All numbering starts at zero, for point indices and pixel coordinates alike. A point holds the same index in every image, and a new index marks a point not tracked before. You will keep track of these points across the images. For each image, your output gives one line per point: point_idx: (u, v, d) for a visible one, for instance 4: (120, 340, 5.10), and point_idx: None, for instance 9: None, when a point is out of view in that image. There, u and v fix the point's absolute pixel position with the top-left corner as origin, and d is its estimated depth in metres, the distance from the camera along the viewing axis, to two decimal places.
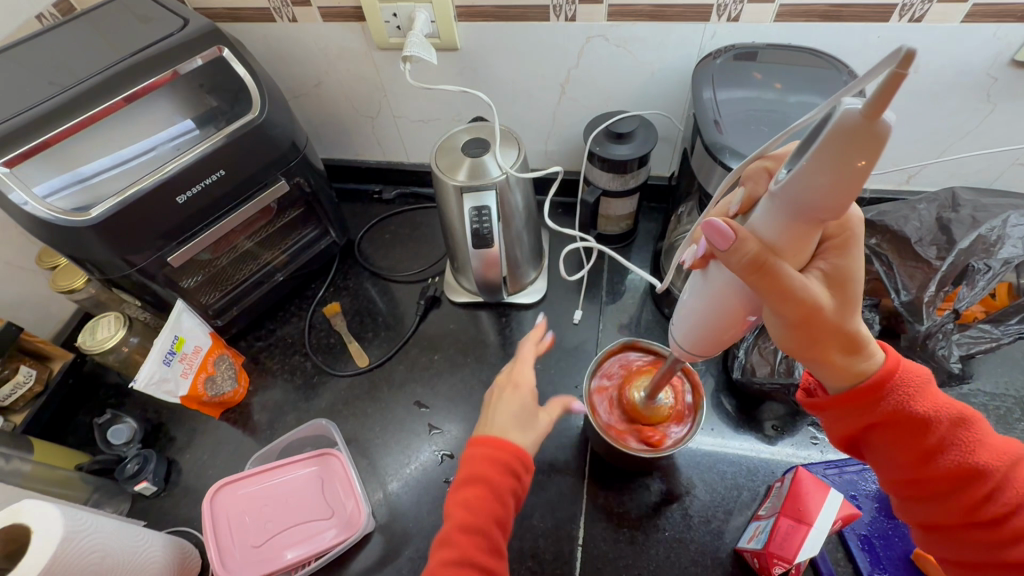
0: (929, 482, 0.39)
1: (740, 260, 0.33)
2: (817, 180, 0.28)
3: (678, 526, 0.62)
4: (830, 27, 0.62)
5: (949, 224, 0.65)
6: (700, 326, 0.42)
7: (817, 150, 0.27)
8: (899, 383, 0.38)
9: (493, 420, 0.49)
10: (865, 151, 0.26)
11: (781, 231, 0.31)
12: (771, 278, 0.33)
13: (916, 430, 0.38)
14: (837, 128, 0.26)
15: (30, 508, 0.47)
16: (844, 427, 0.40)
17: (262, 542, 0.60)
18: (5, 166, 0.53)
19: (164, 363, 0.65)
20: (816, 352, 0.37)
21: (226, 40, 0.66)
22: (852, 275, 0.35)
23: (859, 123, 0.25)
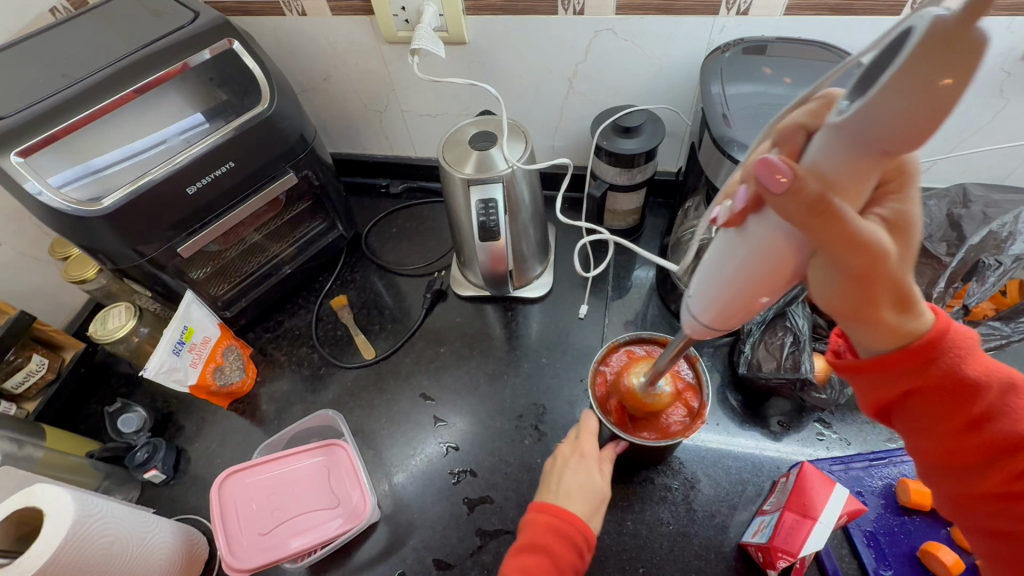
0: (969, 450, 0.37)
1: (797, 208, 0.27)
2: (893, 110, 0.22)
3: (681, 520, 0.62)
4: (841, 21, 0.62)
5: (960, 221, 0.65)
6: (719, 294, 0.35)
7: (896, 68, 0.21)
8: (951, 345, 0.36)
9: (557, 490, 0.55)
10: (956, 66, 0.20)
11: (846, 172, 0.26)
12: (829, 227, 0.28)
13: (963, 395, 0.36)
14: (924, 37, 0.20)
15: (42, 491, 0.47)
16: (880, 391, 0.38)
17: (269, 530, 0.61)
18: (20, 156, 0.54)
19: (174, 353, 0.65)
20: (864, 308, 0.33)
21: (236, 33, 0.66)
22: (911, 222, 0.30)
23: (956, 27, 0.19)
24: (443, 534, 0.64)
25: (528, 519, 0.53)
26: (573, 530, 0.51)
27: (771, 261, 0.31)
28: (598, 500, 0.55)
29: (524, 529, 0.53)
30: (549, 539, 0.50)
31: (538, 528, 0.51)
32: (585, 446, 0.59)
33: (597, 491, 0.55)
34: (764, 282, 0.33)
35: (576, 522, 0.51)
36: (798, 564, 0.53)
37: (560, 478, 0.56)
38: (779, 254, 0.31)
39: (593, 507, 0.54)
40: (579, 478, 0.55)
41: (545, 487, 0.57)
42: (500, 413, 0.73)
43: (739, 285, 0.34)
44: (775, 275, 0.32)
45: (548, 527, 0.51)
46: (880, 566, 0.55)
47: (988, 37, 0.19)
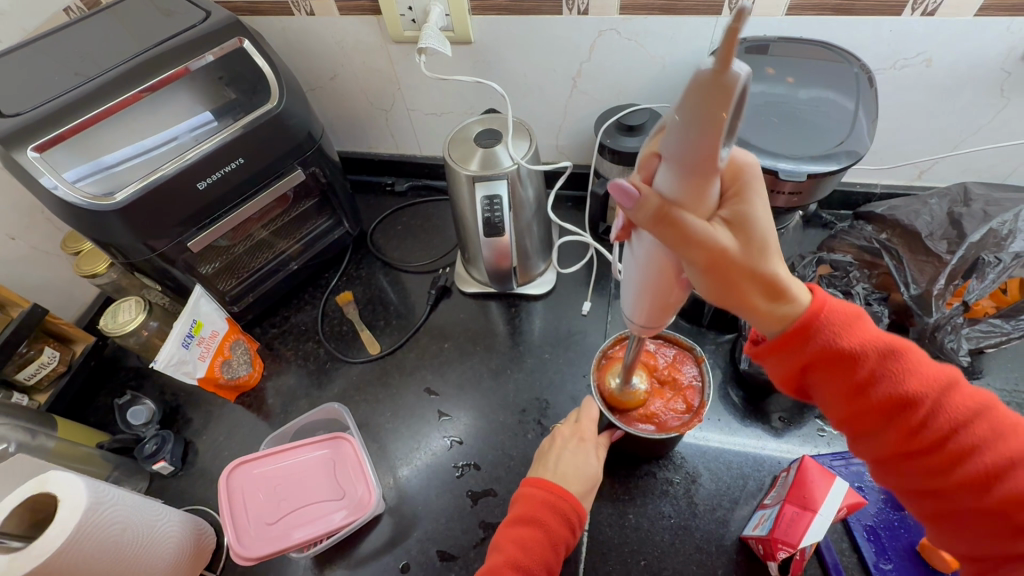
0: (867, 417, 0.39)
1: (646, 217, 0.33)
2: (690, 134, 0.29)
3: (683, 514, 0.63)
4: (842, 21, 0.63)
5: (960, 219, 0.66)
6: (644, 298, 0.41)
7: (687, 104, 0.28)
8: (826, 320, 0.39)
9: (555, 468, 0.57)
10: (722, 102, 0.27)
11: (677, 185, 0.32)
12: (676, 231, 0.33)
13: (846, 365, 0.39)
14: (696, 82, 0.27)
15: (56, 478, 0.48)
16: (784, 370, 0.42)
17: (276, 520, 0.62)
18: (35, 151, 0.56)
19: (183, 346, 0.66)
20: (735, 298, 0.38)
21: (246, 31, 0.67)
22: (755, 220, 0.35)
23: (712, 76, 0.27)
24: (446, 525, 0.65)
25: (524, 494, 0.55)
26: (567, 507, 0.53)
27: (658, 264, 0.38)
28: (593, 482, 0.57)
29: (518, 503, 0.55)
30: (544, 514, 0.53)
31: (534, 503, 0.54)
32: (585, 430, 0.60)
33: (592, 476, 0.57)
34: (664, 281, 0.39)
35: (569, 499, 0.54)
36: (799, 556, 0.53)
37: (558, 459, 0.58)
38: (660, 256, 0.37)
39: (587, 489, 0.56)
40: (576, 461, 0.57)
41: (543, 463, 0.59)
42: (504, 408, 0.74)
43: (646, 287, 0.40)
44: (669, 273, 0.38)
45: (543, 502, 0.54)
46: (880, 560, 0.56)
47: (741, 79, 0.27)
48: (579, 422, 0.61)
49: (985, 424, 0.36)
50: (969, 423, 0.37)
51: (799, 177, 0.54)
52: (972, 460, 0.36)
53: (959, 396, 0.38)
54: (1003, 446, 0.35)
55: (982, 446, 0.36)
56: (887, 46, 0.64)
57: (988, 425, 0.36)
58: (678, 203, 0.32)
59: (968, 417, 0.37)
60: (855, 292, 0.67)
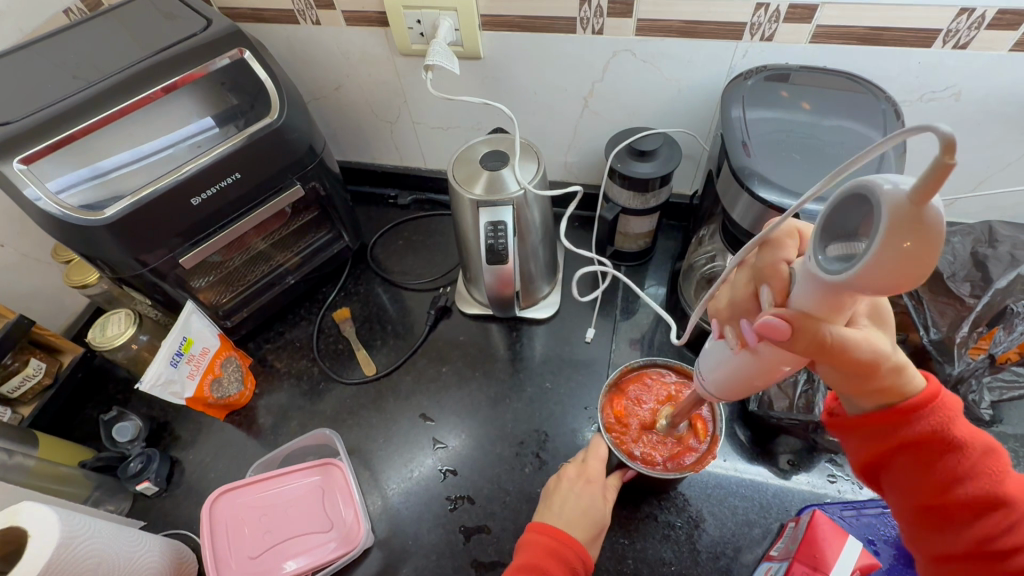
0: (947, 510, 0.36)
1: (805, 344, 0.31)
2: (873, 271, 0.24)
3: (684, 561, 0.60)
4: (868, 50, 0.60)
5: (985, 261, 0.63)
6: (735, 384, 0.39)
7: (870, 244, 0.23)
8: (936, 409, 0.36)
9: (558, 512, 0.53)
10: (912, 237, 0.22)
11: (832, 306, 0.29)
12: (832, 348, 0.31)
13: (938, 453, 0.35)
14: (886, 220, 0.22)
15: (28, 511, 0.46)
16: (868, 447, 0.38)
17: (260, 553, 0.59)
18: (22, 163, 0.53)
19: (172, 364, 0.64)
20: (872, 389, 0.35)
21: (247, 42, 0.65)
22: (882, 304, 0.34)
23: (908, 215, 0.22)
24: (437, 562, 0.62)
25: (527, 540, 0.51)
26: (573, 556, 0.50)
27: (785, 362, 0.35)
28: (599, 528, 0.53)
29: (522, 550, 0.51)
30: (548, 562, 0.49)
31: (538, 550, 0.50)
32: (592, 472, 0.56)
33: (600, 521, 0.53)
34: (776, 374, 0.37)
35: (575, 546, 0.50)
36: None
37: (563, 503, 0.54)
38: (779, 360, 0.35)
39: (593, 535, 0.52)
40: (582, 502, 0.54)
41: (545, 507, 0.55)
42: (501, 438, 0.71)
43: (753, 378, 0.37)
44: (791, 365, 0.36)
45: (547, 550, 0.50)
46: None
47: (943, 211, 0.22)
48: (584, 464, 0.57)
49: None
50: None
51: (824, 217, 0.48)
52: None
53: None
54: None
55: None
56: (915, 78, 0.61)
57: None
58: (827, 321, 0.30)
59: None
60: None
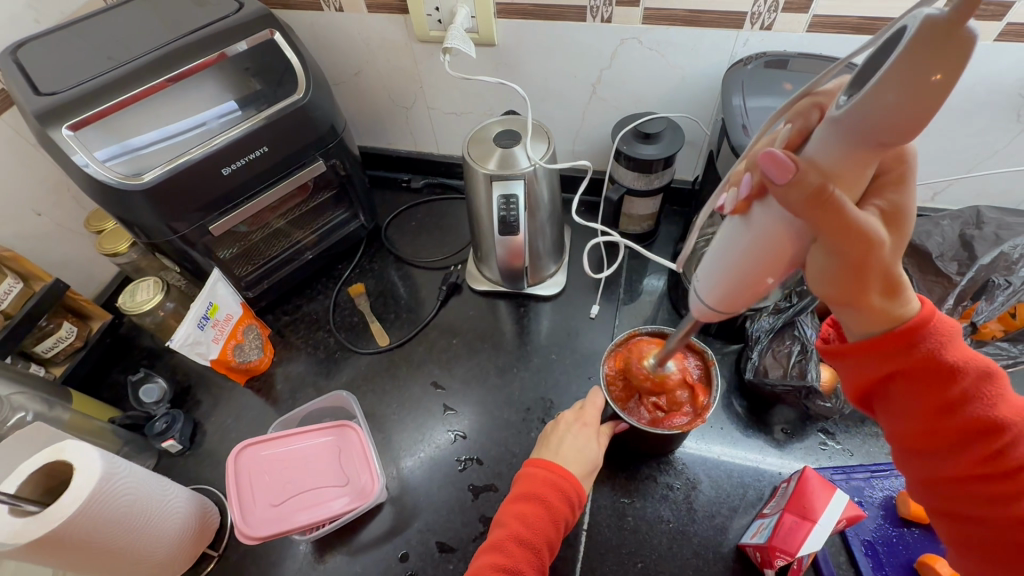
0: (944, 434, 0.38)
1: (799, 195, 0.31)
2: (884, 100, 0.26)
3: (681, 519, 0.63)
4: (862, 39, 0.63)
5: (972, 241, 0.66)
6: (730, 272, 0.39)
7: (898, 61, 0.24)
8: (932, 331, 0.38)
9: (556, 449, 0.58)
10: (942, 64, 0.24)
11: (850, 158, 0.29)
12: (833, 217, 0.32)
13: (939, 378, 0.38)
14: (921, 34, 0.24)
15: (72, 447, 0.50)
16: (869, 371, 0.41)
17: (280, 501, 0.62)
18: (70, 130, 0.58)
19: (199, 327, 0.68)
20: (855, 295, 0.37)
21: (278, 24, 0.69)
22: (905, 213, 0.34)
23: (942, 30, 0.23)
24: (447, 518, 0.66)
25: (525, 473, 0.56)
26: (567, 486, 0.54)
27: (783, 236, 0.35)
28: (593, 466, 0.57)
29: (520, 481, 0.56)
30: (545, 490, 0.54)
31: (535, 481, 0.55)
32: (588, 416, 0.61)
33: (593, 461, 0.57)
34: (771, 261, 0.37)
35: (570, 478, 0.55)
36: (795, 564, 0.54)
37: (560, 441, 0.58)
38: (778, 235, 0.35)
39: (589, 471, 0.57)
40: (578, 444, 0.58)
41: (545, 444, 0.60)
42: (508, 405, 0.74)
43: (755, 258, 0.37)
44: (790, 252, 0.36)
45: (545, 480, 0.55)
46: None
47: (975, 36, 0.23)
48: (581, 410, 0.62)
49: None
50: None
51: None
52: None
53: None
54: None
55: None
56: None
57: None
58: (839, 179, 0.31)
59: None
60: None
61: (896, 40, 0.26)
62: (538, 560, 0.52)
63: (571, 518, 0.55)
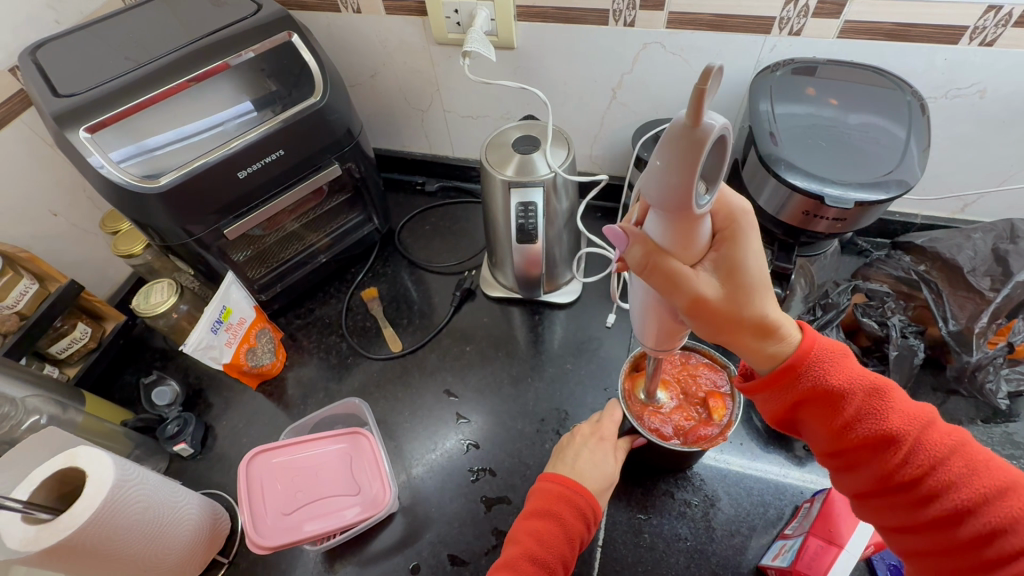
0: (851, 453, 0.41)
1: (636, 261, 0.38)
2: (665, 181, 0.31)
3: (699, 537, 0.62)
4: (895, 46, 0.61)
5: (1006, 256, 0.64)
6: (641, 320, 0.44)
7: (662, 154, 0.30)
8: (816, 361, 0.41)
9: (571, 464, 0.57)
10: (692, 155, 0.29)
11: (661, 231, 0.35)
12: (662, 278, 0.37)
13: (830, 402, 0.41)
14: (669, 136, 0.29)
15: (86, 454, 0.49)
16: (773, 406, 0.44)
17: (292, 510, 0.62)
18: (87, 132, 0.57)
19: (212, 331, 0.67)
20: (724, 335, 0.41)
21: (296, 27, 0.69)
22: (741, 266, 0.38)
23: (682, 131, 0.28)
24: (459, 529, 0.65)
25: (540, 487, 0.55)
26: (583, 502, 0.53)
27: (651, 296, 0.41)
28: (609, 482, 0.56)
29: (534, 495, 0.55)
30: (560, 506, 0.53)
31: (549, 496, 0.54)
32: (605, 430, 0.59)
33: (610, 476, 0.56)
34: (658, 310, 0.41)
35: (586, 494, 0.53)
36: None
37: (577, 455, 0.57)
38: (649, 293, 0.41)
39: (605, 486, 0.56)
40: (595, 458, 0.57)
41: (560, 459, 0.59)
42: (522, 415, 0.73)
43: (644, 312, 0.43)
44: (665, 304, 0.41)
45: (560, 496, 0.53)
46: None
47: (711, 133, 0.28)
48: (598, 424, 0.60)
49: (962, 461, 0.37)
50: (945, 461, 0.38)
51: (845, 204, 0.53)
52: (945, 497, 0.37)
53: (937, 434, 0.39)
54: (977, 482, 0.36)
55: (957, 482, 0.37)
56: (941, 75, 0.63)
57: (964, 462, 0.37)
58: (661, 251, 0.36)
59: (945, 454, 0.38)
60: (891, 323, 0.65)
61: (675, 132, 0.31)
62: None
63: (588, 535, 0.54)
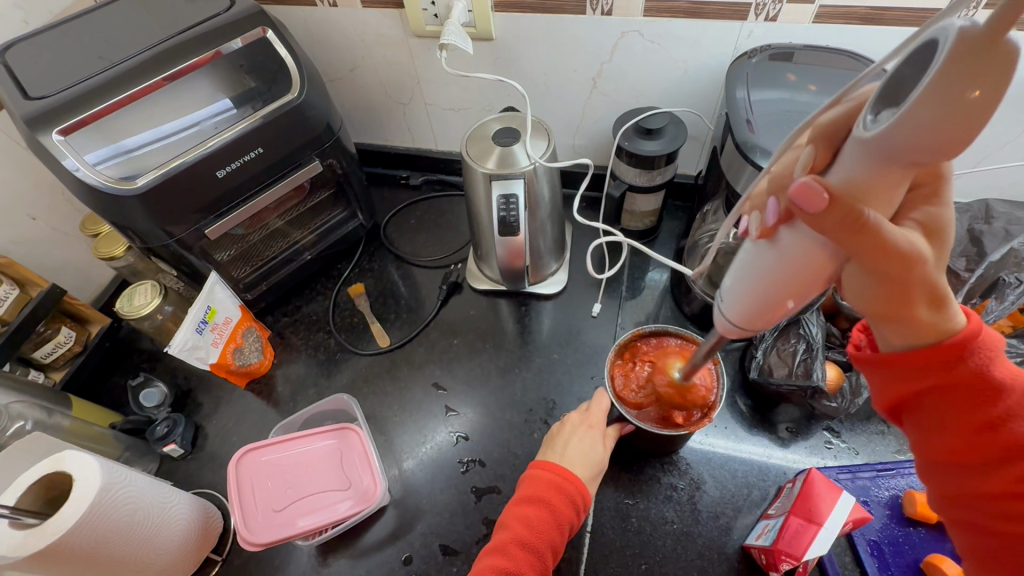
0: (974, 453, 0.36)
1: (833, 220, 0.30)
2: (920, 116, 0.24)
3: (685, 521, 0.63)
4: (870, 30, 0.62)
5: (981, 236, 0.65)
6: (762, 290, 0.37)
7: (940, 78, 0.23)
8: (980, 348, 0.35)
9: (560, 453, 0.57)
10: (982, 80, 0.22)
11: (878, 176, 0.28)
12: (865, 238, 0.30)
13: (983, 395, 0.35)
14: (951, 52, 0.22)
15: (71, 458, 0.50)
16: (903, 385, 0.37)
17: (283, 507, 0.62)
18: (60, 134, 0.57)
19: (198, 331, 0.67)
20: (900, 306, 0.34)
21: (270, 22, 0.68)
22: (946, 224, 0.33)
23: (982, 45, 0.22)
24: (450, 520, 0.66)
25: (530, 475, 0.56)
26: (572, 489, 0.54)
27: (813, 256, 0.33)
28: (598, 469, 0.57)
29: (525, 483, 0.56)
30: (550, 494, 0.54)
31: (540, 483, 0.55)
32: (594, 418, 0.60)
33: (599, 462, 0.57)
34: (800, 279, 0.35)
35: (575, 482, 0.54)
36: (801, 567, 0.54)
37: (567, 444, 0.58)
38: (809, 257, 0.33)
39: (593, 474, 0.56)
40: (584, 446, 0.58)
41: (550, 448, 0.59)
42: (510, 406, 0.74)
43: (778, 279, 0.36)
44: (819, 267, 0.34)
45: (550, 483, 0.54)
46: None
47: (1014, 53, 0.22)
48: (586, 412, 0.61)
49: None
50: None
51: None
52: None
53: None
54: None
55: None
56: None
57: None
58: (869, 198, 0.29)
59: None
60: None
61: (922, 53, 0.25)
62: (541, 562, 0.51)
63: (577, 521, 0.54)
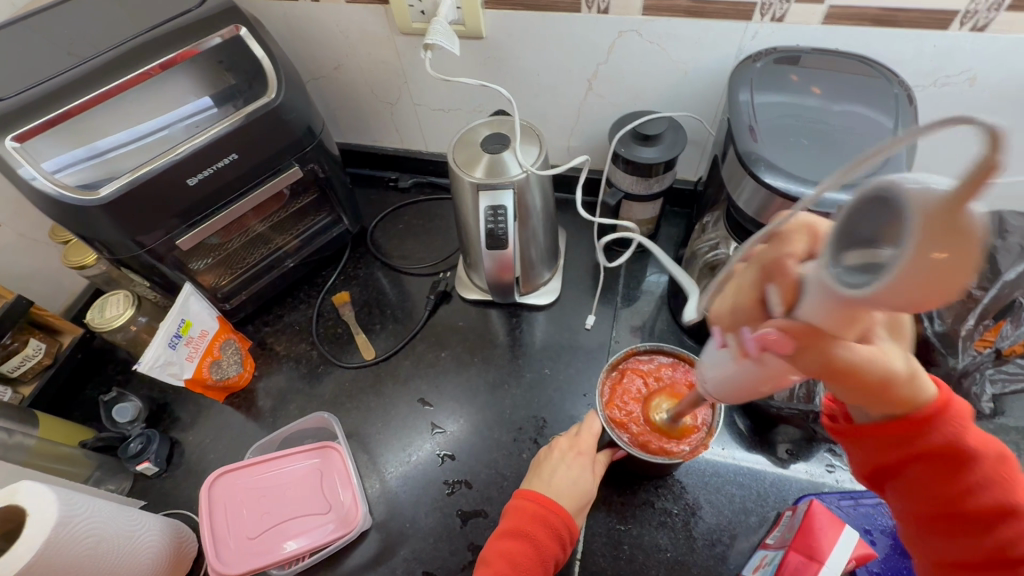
0: (951, 517, 0.35)
1: (795, 351, 0.29)
2: (893, 275, 0.19)
3: (679, 548, 0.60)
4: (882, 32, 0.58)
5: (995, 252, 0.61)
6: (747, 385, 0.37)
7: (902, 246, 0.19)
8: (946, 420, 0.35)
9: (548, 481, 0.55)
10: (949, 243, 0.17)
11: (837, 321, 0.26)
12: (833, 363, 0.30)
13: (954, 463, 0.35)
14: (918, 220, 0.18)
15: (27, 491, 0.47)
16: (876, 457, 0.37)
17: (258, 534, 0.60)
18: (15, 141, 0.52)
19: (170, 346, 0.64)
20: (873, 401, 0.34)
21: (243, 18, 0.63)
22: (907, 316, 0.31)
23: (942, 213, 0.17)
24: (434, 545, 0.63)
25: (514, 506, 0.53)
26: (557, 521, 0.52)
27: (790, 370, 0.33)
28: (586, 498, 0.54)
29: (509, 515, 0.53)
30: (533, 527, 0.51)
31: (523, 516, 0.52)
32: (583, 444, 0.57)
33: (587, 493, 0.54)
34: (780, 378, 0.35)
35: (561, 514, 0.52)
36: None
37: (553, 472, 0.55)
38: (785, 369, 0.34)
39: (581, 503, 0.54)
40: (571, 475, 0.55)
41: (536, 472, 0.57)
42: (499, 424, 0.71)
43: (759, 379, 0.36)
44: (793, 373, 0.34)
45: (534, 516, 0.52)
46: None
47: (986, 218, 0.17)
48: (575, 435, 0.58)
49: None
50: None
51: None
52: None
53: None
54: None
55: None
56: (930, 62, 0.59)
57: None
58: (837, 336, 0.28)
59: None
60: None
61: (887, 197, 0.20)
62: None
63: (563, 555, 0.52)
